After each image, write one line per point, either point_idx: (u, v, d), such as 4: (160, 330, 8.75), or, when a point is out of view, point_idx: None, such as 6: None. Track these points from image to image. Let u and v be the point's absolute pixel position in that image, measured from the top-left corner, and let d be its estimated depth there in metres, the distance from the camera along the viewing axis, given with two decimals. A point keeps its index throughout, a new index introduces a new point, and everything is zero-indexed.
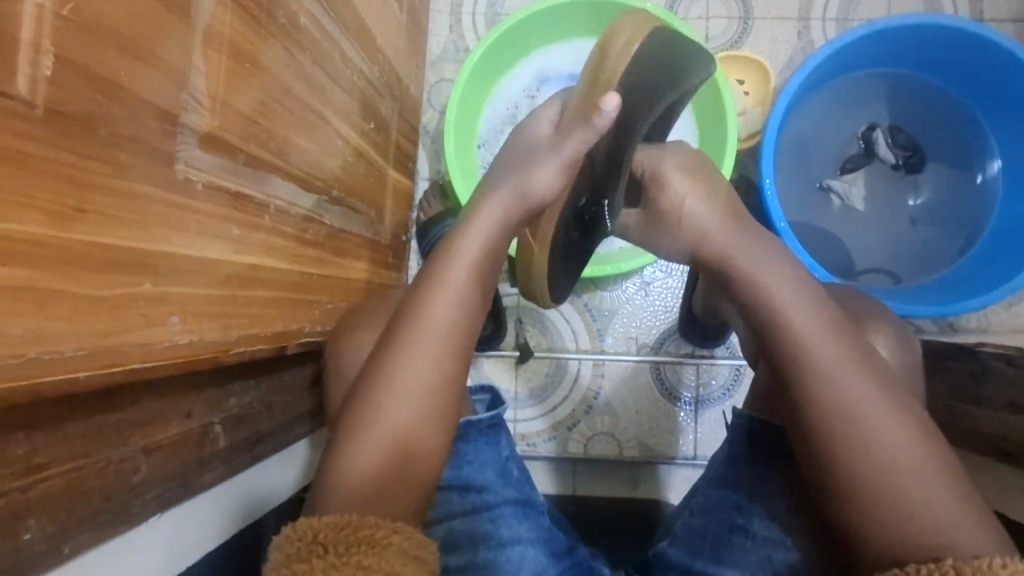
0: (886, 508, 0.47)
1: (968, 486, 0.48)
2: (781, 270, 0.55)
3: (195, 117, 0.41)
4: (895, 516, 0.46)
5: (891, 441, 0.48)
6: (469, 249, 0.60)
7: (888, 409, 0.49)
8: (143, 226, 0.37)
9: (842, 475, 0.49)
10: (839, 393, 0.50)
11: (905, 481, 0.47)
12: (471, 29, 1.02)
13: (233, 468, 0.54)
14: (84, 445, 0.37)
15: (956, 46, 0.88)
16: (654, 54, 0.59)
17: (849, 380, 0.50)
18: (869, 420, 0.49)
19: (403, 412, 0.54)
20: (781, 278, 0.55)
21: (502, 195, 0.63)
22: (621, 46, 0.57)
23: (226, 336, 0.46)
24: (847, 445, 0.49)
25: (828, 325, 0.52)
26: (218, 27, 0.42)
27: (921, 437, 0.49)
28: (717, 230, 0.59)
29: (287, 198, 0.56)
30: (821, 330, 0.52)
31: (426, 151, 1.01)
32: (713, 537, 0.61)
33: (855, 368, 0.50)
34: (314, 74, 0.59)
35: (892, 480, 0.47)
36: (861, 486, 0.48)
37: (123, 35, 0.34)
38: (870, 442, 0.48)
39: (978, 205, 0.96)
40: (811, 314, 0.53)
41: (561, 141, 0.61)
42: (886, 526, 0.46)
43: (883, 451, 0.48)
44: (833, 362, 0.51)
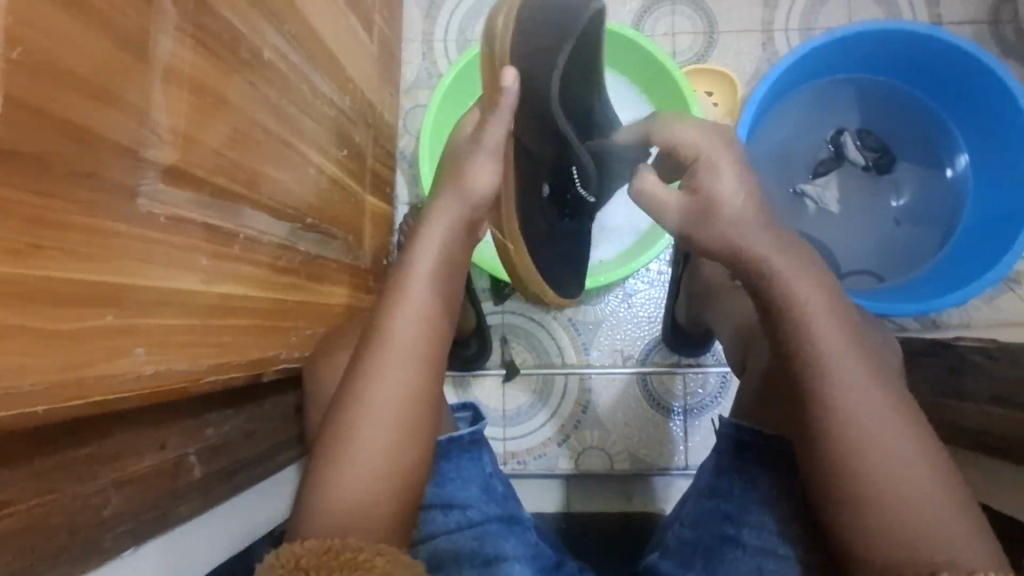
0: (872, 504, 0.46)
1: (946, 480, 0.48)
2: (786, 261, 0.51)
3: (157, 152, 0.42)
4: (883, 514, 0.46)
5: (873, 432, 0.48)
6: (441, 263, 0.61)
7: (874, 400, 0.49)
8: (105, 260, 0.37)
9: (828, 472, 0.48)
10: (827, 386, 0.49)
11: (889, 475, 0.47)
12: (444, 55, 1.04)
13: (211, 499, 0.54)
14: (51, 481, 0.37)
15: (912, 48, 0.90)
16: (538, 19, 0.61)
17: (837, 370, 0.49)
18: (852, 413, 0.48)
19: (384, 430, 0.55)
20: (785, 268, 0.51)
21: (446, 205, 0.62)
22: (502, 27, 0.60)
23: (195, 366, 0.47)
24: (831, 440, 0.48)
25: (819, 316, 0.50)
26: (178, 64, 0.44)
27: (903, 430, 0.48)
28: (752, 227, 0.51)
29: (258, 227, 0.57)
30: (813, 320, 0.50)
31: (404, 176, 1.03)
32: (704, 548, 0.58)
33: (844, 359, 0.49)
34: (282, 106, 0.60)
35: (875, 474, 0.47)
36: (846, 482, 0.47)
37: (77, 76, 0.35)
38: (854, 435, 0.48)
39: (952, 200, 0.97)
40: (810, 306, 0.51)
41: (483, 134, 0.61)
42: (873, 523, 0.46)
43: (867, 445, 0.47)
44: (822, 353, 0.49)
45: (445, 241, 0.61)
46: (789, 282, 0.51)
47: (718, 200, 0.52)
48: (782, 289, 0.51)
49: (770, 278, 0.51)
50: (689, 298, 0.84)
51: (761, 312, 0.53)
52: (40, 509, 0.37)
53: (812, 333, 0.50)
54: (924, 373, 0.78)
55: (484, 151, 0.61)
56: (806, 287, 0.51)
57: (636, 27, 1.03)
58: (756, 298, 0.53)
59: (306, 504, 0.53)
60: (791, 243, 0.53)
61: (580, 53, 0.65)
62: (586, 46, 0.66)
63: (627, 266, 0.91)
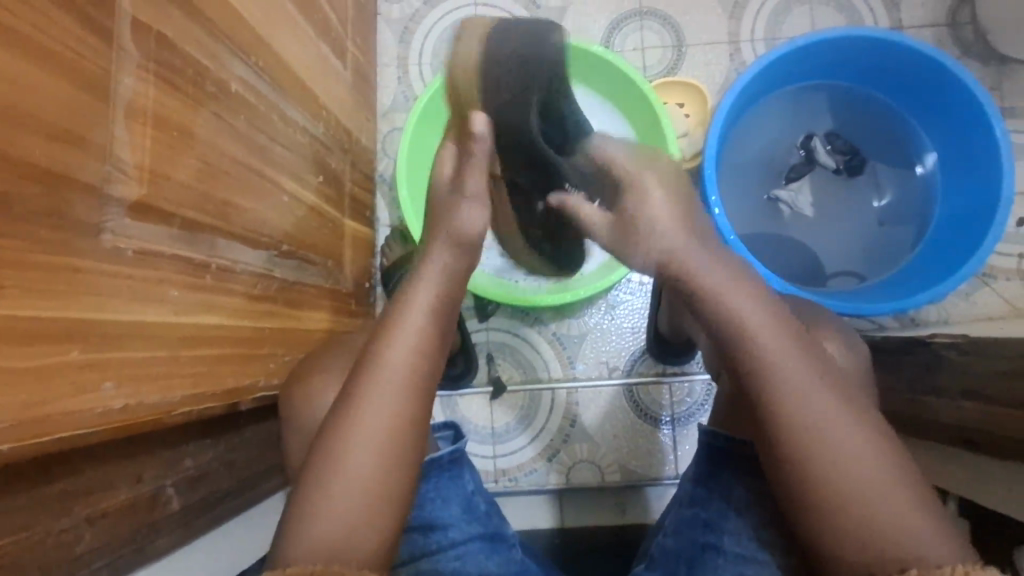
0: (845, 500, 0.47)
1: (917, 476, 0.48)
2: (737, 272, 0.54)
3: (122, 188, 0.43)
4: (853, 509, 0.46)
5: (846, 434, 0.48)
6: (423, 292, 0.61)
7: (832, 399, 0.49)
8: (70, 296, 0.38)
9: (801, 471, 0.48)
10: (787, 385, 0.49)
11: (859, 471, 0.47)
12: (419, 79, 1.06)
13: (192, 531, 0.53)
14: (21, 519, 0.37)
15: (872, 54, 0.92)
16: (499, 57, 0.60)
17: (801, 376, 0.50)
18: (817, 413, 0.49)
19: (362, 452, 0.55)
20: (733, 283, 0.53)
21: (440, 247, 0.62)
22: (462, 69, 0.60)
23: (167, 397, 0.47)
24: (802, 440, 0.48)
25: (781, 326, 0.52)
26: (141, 100, 0.44)
27: (874, 431, 0.49)
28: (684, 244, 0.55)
29: (232, 256, 0.57)
30: (774, 329, 0.51)
31: (385, 198, 1.04)
32: (687, 558, 0.58)
33: (805, 365, 0.50)
34: (252, 136, 0.61)
35: (845, 471, 0.47)
36: (818, 481, 0.47)
37: (36, 119, 0.35)
38: (821, 434, 0.48)
39: (922, 198, 0.99)
40: (769, 319, 0.52)
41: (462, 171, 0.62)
42: (850, 520, 0.46)
43: (834, 442, 0.48)
44: (778, 355, 0.50)
45: (436, 273, 0.61)
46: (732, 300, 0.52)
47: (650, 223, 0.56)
48: (732, 299, 0.52)
49: (719, 296, 0.53)
50: (669, 309, 0.85)
51: (708, 323, 0.54)
52: (13, 546, 0.37)
53: (767, 338, 0.51)
54: (902, 371, 0.79)
55: (460, 185, 0.62)
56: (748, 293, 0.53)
57: (606, 43, 1.05)
58: (703, 309, 0.54)
59: (287, 530, 0.53)
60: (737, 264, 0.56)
61: (550, 81, 0.64)
62: (556, 69, 0.64)
63: (613, 274, 0.92)
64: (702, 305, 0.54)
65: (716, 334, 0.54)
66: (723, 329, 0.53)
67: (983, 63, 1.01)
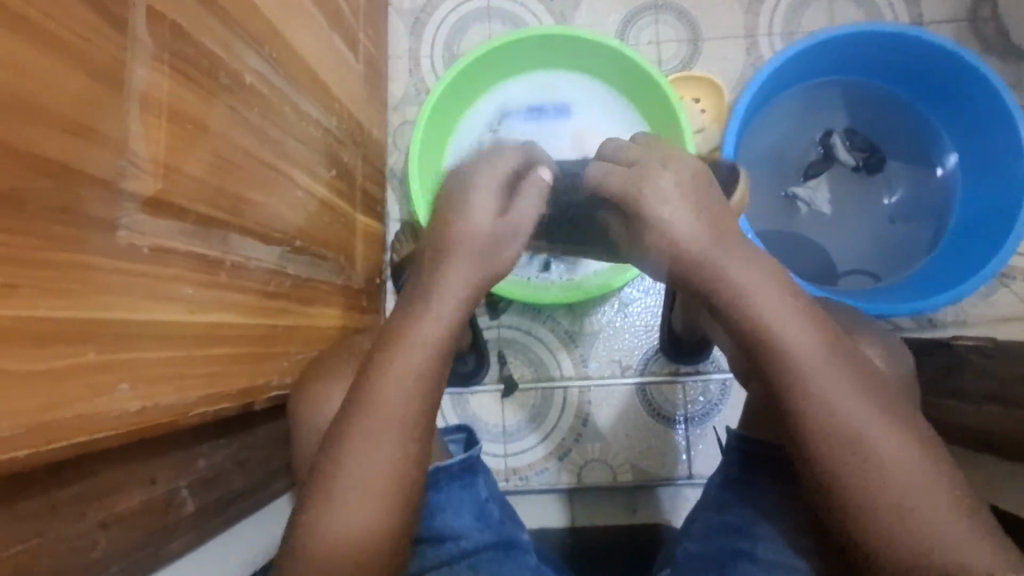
0: (875, 504, 0.47)
1: (950, 486, 0.47)
2: (766, 270, 0.52)
3: (137, 183, 0.41)
4: (880, 514, 0.46)
5: (876, 443, 0.47)
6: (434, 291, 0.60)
7: (862, 409, 0.48)
8: (85, 295, 0.37)
9: (832, 476, 0.48)
10: (815, 390, 0.49)
11: (890, 477, 0.47)
12: (431, 72, 1.04)
13: (205, 533, 0.53)
14: (34, 525, 0.36)
15: (894, 50, 0.90)
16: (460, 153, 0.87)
17: (827, 385, 0.49)
18: (847, 422, 0.48)
19: (377, 455, 0.54)
20: (767, 286, 0.51)
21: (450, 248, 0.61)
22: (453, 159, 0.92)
23: (183, 398, 0.46)
24: (831, 445, 0.48)
25: (811, 333, 0.50)
26: (156, 93, 0.43)
27: (907, 441, 0.48)
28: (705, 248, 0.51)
29: (245, 253, 0.56)
30: (802, 337, 0.50)
31: (395, 193, 1.02)
32: (714, 563, 0.56)
33: (833, 373, 0.49)
34: (265, 130, 0.59)
35: (876, 474, 0.47)
36: (848, 485, 0.47)
37: (50, 112, 0.34)
38: (850, 438, 0.48)
39: (941, 197, 0.97)
40: (798, 324, 0.50)
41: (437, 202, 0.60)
42: (880, 522, 0.46)
43: (865, 448, 0.47)
44: (805, 360, 0.49)
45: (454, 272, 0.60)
46: (761, 305, 0.50)
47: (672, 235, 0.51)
48: (760, 305, 0.51)
49: (751, 300, 0.51)
50: (683, 308, 0.84)
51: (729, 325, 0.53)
52: (27, 554, 0.36)
53: (796, 345, 0.50)
54: (921, 373, 0.78)
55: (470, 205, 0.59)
56: (773, 294, 0.51)
57: (620, 36, 1.03)
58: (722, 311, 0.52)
59: (305, 533, 0.52)
60: (768, 265, 0.53)
61: None
62: None
63: (629, 270, 0.90)
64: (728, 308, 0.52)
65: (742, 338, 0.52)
66: (748, 334, 0.51)
67: (1005, 60, 0.99)
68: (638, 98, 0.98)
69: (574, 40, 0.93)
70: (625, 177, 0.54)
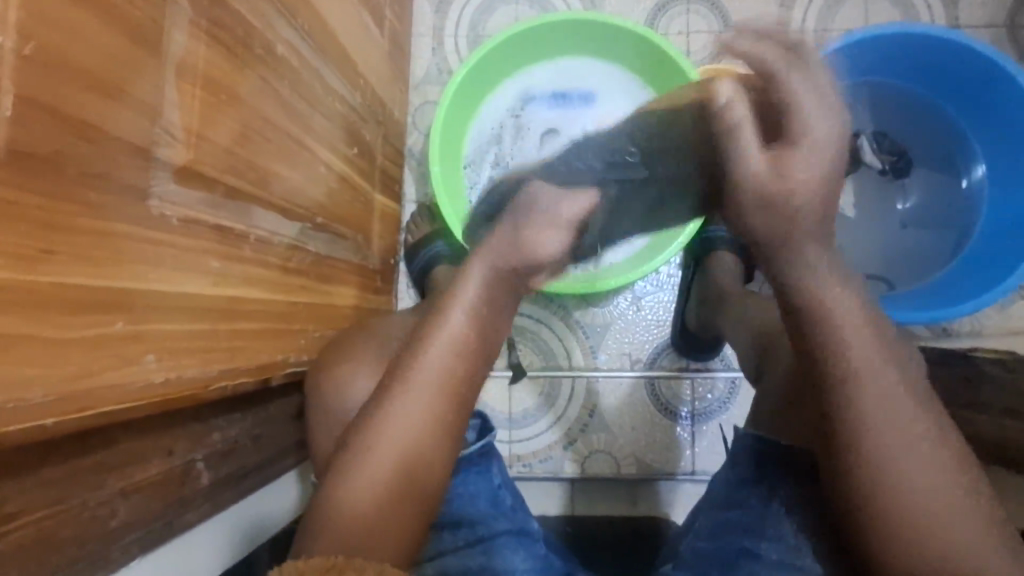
0: (885, 505, 0.47)
1: (978, 502, 0.47)
2: (836, 263, 0.51)
3: (169, 151, 0.41)
4: (891, 515, 0.47)
5: (920, 455, 0.47)
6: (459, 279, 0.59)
7: (914, 421, 0.48)
8: (117, 264, 0.36)
9: (847, 468, 0.49)
10: (853, 382, 0.49)
11: (908, 482, 0.47)
12: (454, 52, 1.02)
13: (218, 504, 0.53)
14: (59, 491, 0.36)
15: (931, 54, 0.89)
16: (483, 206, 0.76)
17: (884, 393, 0.48)
18: (895, 431, 0.48)
19: (397, 441, 0.54)
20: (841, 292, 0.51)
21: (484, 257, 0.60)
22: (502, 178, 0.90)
23: (206, 371, 0.46)
24: (852, 438, 0.49)
25: (876, 340, 0.50)
26: (192, 59, 0.42)
27: (950, 456, 0.48)
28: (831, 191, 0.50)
29: (268, 227, 0.55)
30: (866, 343, 0.49)
31: (412, 173, 1.01)
32: (723, 561, 0.58)
33: (891, 380, 0.49)
34: (293, 102, 0.58)
35: (894, 478, 0.47)
36: (862, 480, 0.48)
37: (90, 74, 0.33)
38: (874, 436, 0.48)
39: (965, 208, 0.96)
40: (864, 331, 0.50)
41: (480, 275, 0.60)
42: (890, 524, 0.47)
43: (886, 450, 0.48)
44: (863, 362, 0.49)
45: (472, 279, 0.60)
46: (831, 308, 0.50)
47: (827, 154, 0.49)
48: (829, 306, 0.50)
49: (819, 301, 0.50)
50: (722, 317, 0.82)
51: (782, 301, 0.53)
52: (49, 523, 0.35)
53: (857, 348, 0.49)
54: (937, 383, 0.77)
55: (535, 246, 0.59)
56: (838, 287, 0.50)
57: (650, 25, 1.02)
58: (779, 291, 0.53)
59: (325, 507, 0.53)
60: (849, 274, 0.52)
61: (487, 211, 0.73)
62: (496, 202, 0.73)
63: (640, 269, 0.89)
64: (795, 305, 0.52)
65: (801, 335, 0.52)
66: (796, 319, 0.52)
67: None
68: (650, 75, 0.96)
69: (603, 26, 0.91)
70: (786, 168, 0.49)
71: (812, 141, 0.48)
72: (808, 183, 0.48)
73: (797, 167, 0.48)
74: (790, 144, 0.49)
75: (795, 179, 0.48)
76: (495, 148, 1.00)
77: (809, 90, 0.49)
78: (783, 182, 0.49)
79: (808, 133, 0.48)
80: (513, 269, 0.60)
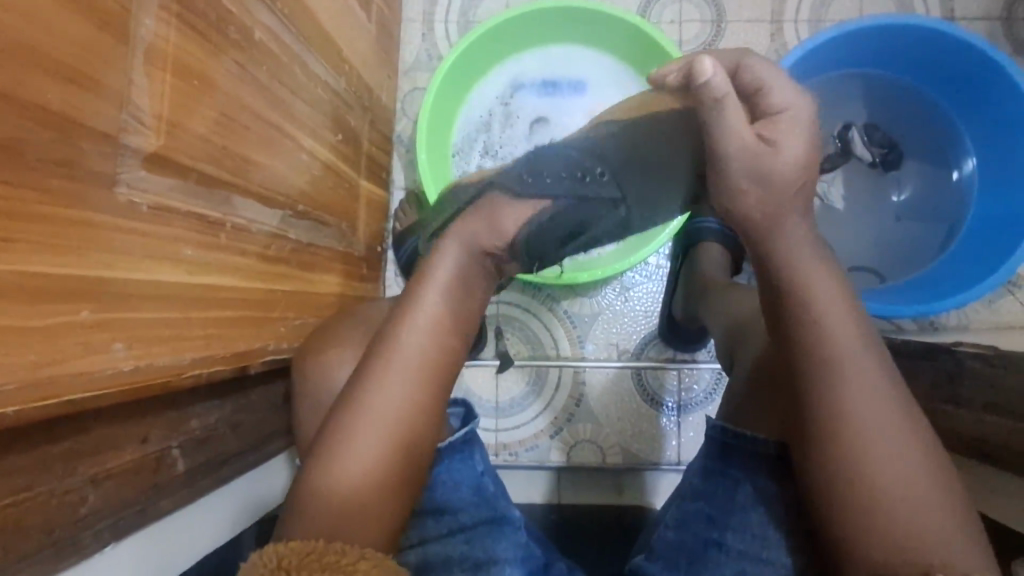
0: (854, 494, 0.48)
1: (954, 500, 0.47)
2: (821, 262, 0.53)
3: (138, 138, 0.40)
4: (858, 506, 0.47)
5: (898, 456, 0.47)
6: (444, 262, 0.60)
7: (894, 422, 0.48)
8: (81, 252, 0.36)
9: (821, 453, 0.49)
10: (836, 365, 0.50)
11: (879, 474, 0.47)
12: (444, 38, 1.01)
13: (196, 491, 0.53)
14: (26, 479, 0.36)
15: (924, 46, 0.88)
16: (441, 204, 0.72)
17: (863, 391, 0.49)
18: (874, 429, 0.48)
19: (377, 429, 0.54)
20: (829, 292, 0.51)
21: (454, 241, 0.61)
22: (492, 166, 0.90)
23: (178, 359, 0.45)
24: (829, 423, 0.49)
25: (860, 340, 0.50)
26: (161, 44, 0.41)
27: (927, 457, 0.48)
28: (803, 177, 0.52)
29: (247, 216, 0.55)
30: (848, 343, 0.50)
31: (401, 160, 1.00)
32: (688, 550, 0.60)
33: (872, 381, 0.49)
34: (273, 88, 0.58)
35: (865, 467, 0.48)
36: (835, 466, 0.49)
37: (50, 58, 0.33)
38: (850, 423, 0.49)
39: (956, 201, 0.96)
40: (848, 330, 0.50)
41: (444, 263, 0.60)
42: (855, 515, 0.48)
43: (864, 436, 0.48)
44: (843, 362, 0.50)
45: (451, 267, 0.60)
46: (816, 305, 0.51)
47: (802, 141, 0.51)
48: (814, 305, 0.51)
49: (806, 300, 0.51)
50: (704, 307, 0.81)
51: (767, 286, 0.54)
52: (18, 507, 0.36)
53: (842, 347, 0.50)
54: (920, 378, 0.77)
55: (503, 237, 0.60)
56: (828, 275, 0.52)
57: (642, 13, 1.01)
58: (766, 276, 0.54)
59: (308, 494, 0.53)
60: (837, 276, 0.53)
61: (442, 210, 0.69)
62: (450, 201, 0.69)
63: (625, 260, 0.89)
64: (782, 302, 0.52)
65: (786, 332, 0.52)
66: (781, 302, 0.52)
67: None
68: (640, 63, 0.95)
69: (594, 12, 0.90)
70: (773, 144, 0.51)
71: (785, 113, 0.52)
72: (792, 157, 0.51)
73: (786, 153, 0.51)
74: (764, 123, 0.52)
75: (784, 154, 0.51)
76: (484, 136, 1.00)
77: (770, 71, 0.52)
78: (775, 157, 0.50)
79: (785, 108, 0.51)
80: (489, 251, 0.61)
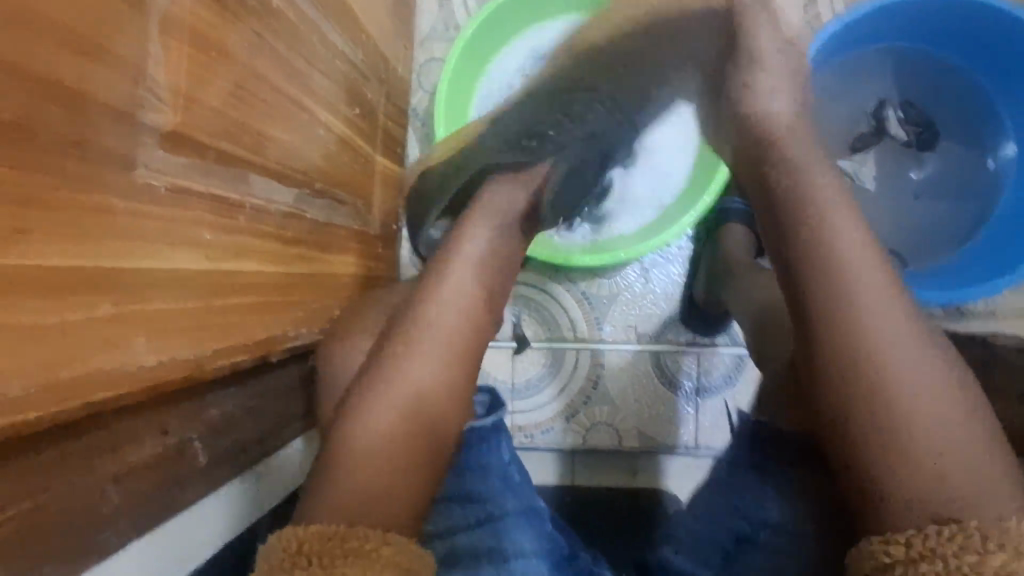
0: (886, 444, 0.47)
1: (981, 448, 0.47)
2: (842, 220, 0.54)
3: (156, 116, 0.37)
4: (890, 454, 0.47)
5: (928, 405, 0.48)
6: (479, 235, 0.65)
7: (920, 371, 0.49)
8: (97, 243, 0.33)
9: (848, 404, 0.49)
10: (862, 317, 0.50)
11: (905, 424, 0.47)
12: (462, 5, 0.96)
13: (217, 482, 0.51)
14: (46, 480, 0.34)
15: (969, 20, 0.83)
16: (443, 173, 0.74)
17: (892, 343, 0.49)
18: (904, 380, 0.48)
19: (408, 394, 0.55)
20: (854, 247, 0.52)
21: (485, 218, 0.65)
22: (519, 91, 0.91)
23: (199, 350, 0.43)
24: (857, 375, 0.49)
25: (884, 293, 0.51)
26: (179, 11, 0.38)
27: (956, 405, 0.48)
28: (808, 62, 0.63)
29: (265, 196, 0.52)
30: (875, 296, 0.50)
31: (416, 134, 0.97)
32: (716, 543, 0.59)
33: (898, 335, 0.50)
34: (290, 59, 0.54)
35: (893, 416, 0.47)
36: (864, 418, 0.48)
37: (61, 28, 0.30)
38: (881, 374, 0.48)
39: (988, 185, 0.92)
40: (873, 283, 0.51)
41: (470, 236, 0.65)
42: (886, 466, 0.47)
43: (894, 387, 0.48)
44: (871, 314, 0.50)
45: (481, 243, 0.64)
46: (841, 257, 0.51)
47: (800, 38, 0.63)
48: (841, 259, 0.51)
49: (835, 256, 0.51)
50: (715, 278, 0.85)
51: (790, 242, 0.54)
52: (29, 505, 0.34)
53: (872, 301, 0.50)
54: None
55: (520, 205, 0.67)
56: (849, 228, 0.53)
57: None
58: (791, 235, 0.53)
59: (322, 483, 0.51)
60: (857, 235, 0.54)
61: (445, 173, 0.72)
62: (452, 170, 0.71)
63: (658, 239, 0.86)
64: (809, 258, 0.52)
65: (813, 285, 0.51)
66: (800, 251, 0.53)
67: None
68: None
69: None
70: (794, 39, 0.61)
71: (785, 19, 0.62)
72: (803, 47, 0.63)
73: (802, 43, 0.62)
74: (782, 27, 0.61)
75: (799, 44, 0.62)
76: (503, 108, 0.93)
77: None
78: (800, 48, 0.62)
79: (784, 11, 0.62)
80: (515, 218, 0.67)
